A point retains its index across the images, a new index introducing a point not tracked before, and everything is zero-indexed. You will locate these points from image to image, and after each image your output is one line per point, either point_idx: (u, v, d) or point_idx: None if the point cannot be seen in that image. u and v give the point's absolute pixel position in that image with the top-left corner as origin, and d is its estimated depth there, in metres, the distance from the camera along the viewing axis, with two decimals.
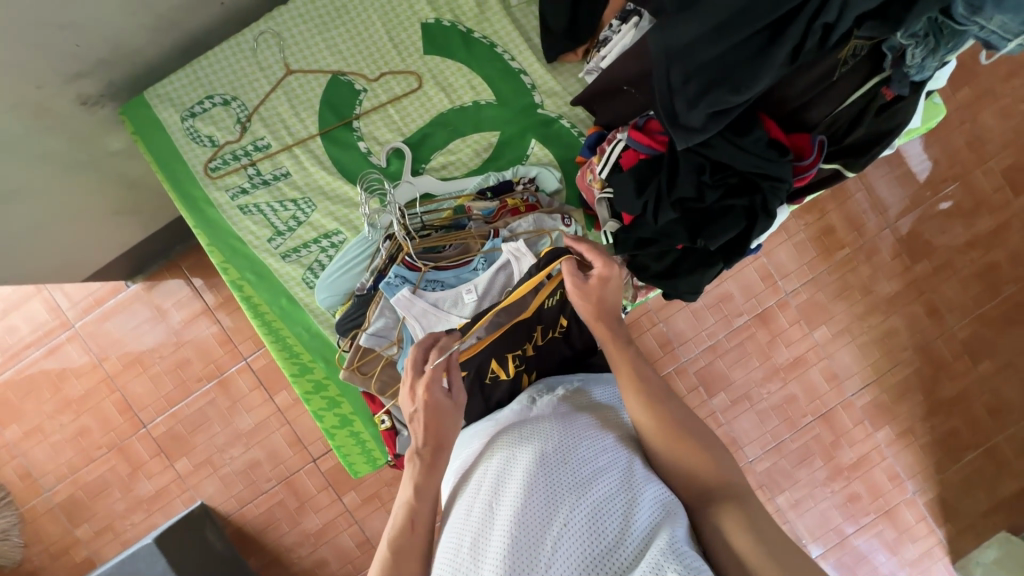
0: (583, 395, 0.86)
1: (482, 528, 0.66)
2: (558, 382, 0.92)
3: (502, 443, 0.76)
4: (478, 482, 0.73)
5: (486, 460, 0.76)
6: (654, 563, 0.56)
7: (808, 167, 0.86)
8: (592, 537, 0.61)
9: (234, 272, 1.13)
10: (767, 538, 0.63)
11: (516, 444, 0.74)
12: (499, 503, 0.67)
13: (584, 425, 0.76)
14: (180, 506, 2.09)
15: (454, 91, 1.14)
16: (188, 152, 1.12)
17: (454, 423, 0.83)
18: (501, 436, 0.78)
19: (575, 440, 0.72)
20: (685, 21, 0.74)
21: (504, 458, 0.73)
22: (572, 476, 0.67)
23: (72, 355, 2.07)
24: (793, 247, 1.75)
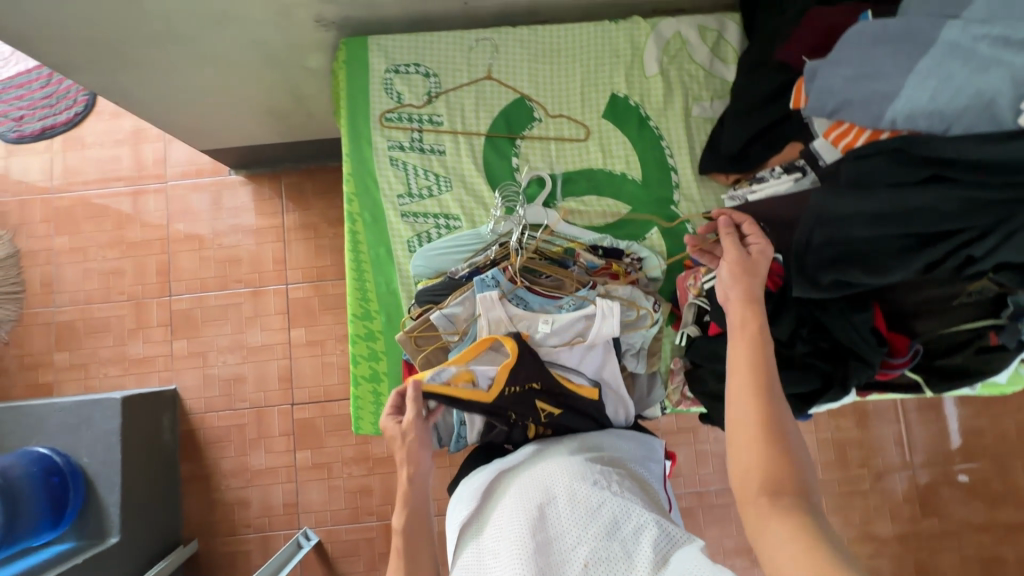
0: (596, 446, 0.99)
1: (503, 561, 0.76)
2: (567, 438, 1.04)
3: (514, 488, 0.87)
4: (493, 525, 0.83)
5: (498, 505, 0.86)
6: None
7: (897, 366, 0.92)
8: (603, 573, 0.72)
9: (356, 207, 1.23)
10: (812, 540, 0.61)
11: (529, 489, 0.85)
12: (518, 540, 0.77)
13: (589, 469, 0.87)
14: (154, 381, 2.12)
15: (610, 157, 1.26)
16: (375, 96, 1.26)
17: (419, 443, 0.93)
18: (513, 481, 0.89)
19: (583, 484, 0.83)
20: (849, 196, 0.82)
21: (517, 499, 0.84)
22: (579, 518, 0.79)
23: (149, 205, 2.21)
24: (818, 440, 1.75)
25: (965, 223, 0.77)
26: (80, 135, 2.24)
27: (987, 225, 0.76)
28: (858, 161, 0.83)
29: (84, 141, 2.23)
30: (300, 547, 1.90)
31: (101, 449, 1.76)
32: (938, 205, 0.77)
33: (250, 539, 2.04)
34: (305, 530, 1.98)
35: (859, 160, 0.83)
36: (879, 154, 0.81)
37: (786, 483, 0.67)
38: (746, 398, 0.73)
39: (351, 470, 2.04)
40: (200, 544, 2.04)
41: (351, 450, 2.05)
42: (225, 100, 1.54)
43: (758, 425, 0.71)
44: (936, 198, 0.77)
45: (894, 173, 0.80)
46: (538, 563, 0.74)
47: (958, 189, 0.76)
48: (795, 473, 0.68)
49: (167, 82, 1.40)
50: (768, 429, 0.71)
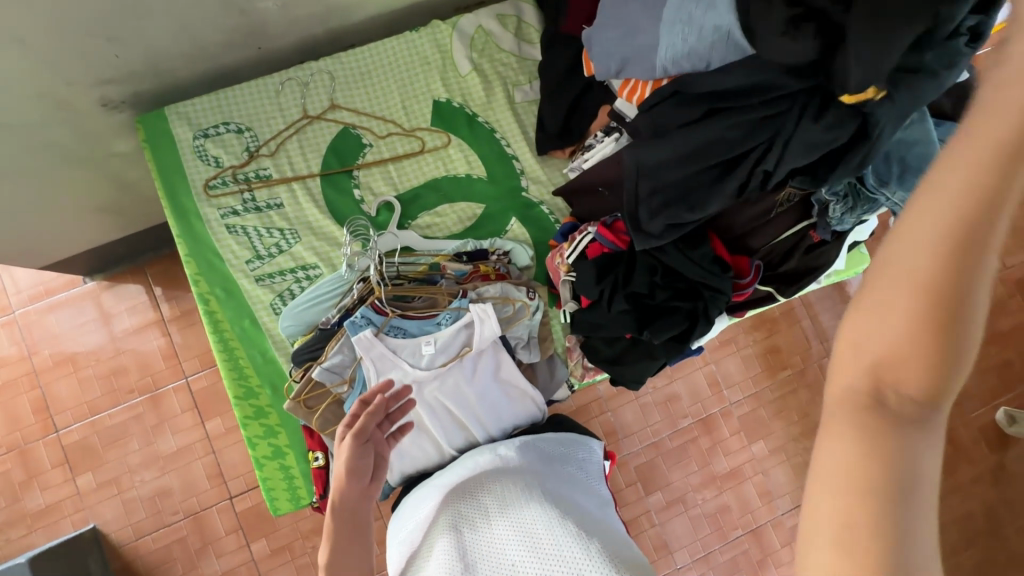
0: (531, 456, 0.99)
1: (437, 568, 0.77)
2: (499, 444, 1.03)
3: (450, 511, 0.85)
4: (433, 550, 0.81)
5: (434, 525, 0.86)
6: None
7: (746, 286, 0.97)
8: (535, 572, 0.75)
9: (203, 286, 1.15)
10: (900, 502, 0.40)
11: (465, 504, 0.85)
12: (453, 555, 0.78)
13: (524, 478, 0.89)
14: (69, 528, 1.90)
15: (451, 162, 1.25)
16: (191, 167, 1.18)
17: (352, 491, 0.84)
18: (450, 498, 0.90)
19: (514, 492, 0.85)
20: (651, 146, 0.88)
21: (453, 518, 0.84)
22: (509, 522, 0.80)
23: (2, 343, 1.97)
24: (738, 360, 1.86)
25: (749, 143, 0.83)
26: None
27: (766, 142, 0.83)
28: (649, 112, 0.88)
29: None
30: None
31: None
32: (722, 134, 0.84)
33: None
34: None
35: (649, 111, 0.89)
36: (663, 101, 0.87)
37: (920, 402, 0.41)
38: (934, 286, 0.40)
39: (317, 542, 1.94)
40: None
41: (309, 522, 1.94)
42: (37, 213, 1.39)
43: (942, 352, 0.40)
44: (719, 128, 0.83)
45: (679, 115, 0.86)
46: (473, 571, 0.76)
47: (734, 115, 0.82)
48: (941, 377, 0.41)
49: None
50: (932, 325, 0.40)
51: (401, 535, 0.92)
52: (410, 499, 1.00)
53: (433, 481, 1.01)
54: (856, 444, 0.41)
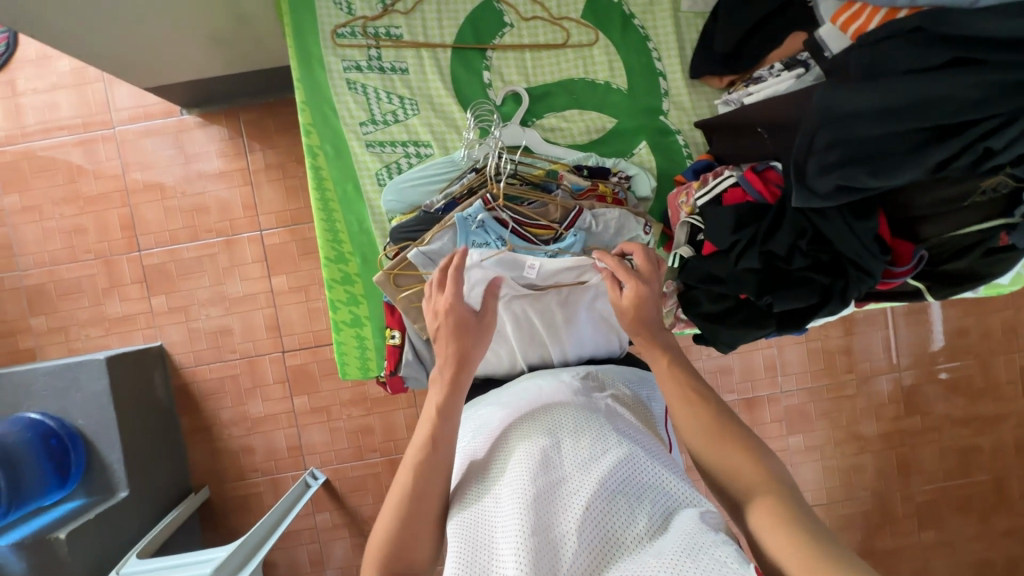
0: (600, 386, 0.93)
1: (501, 502, 0.69)
2: (562, 372, 0.99)
3: (521, 432, 0.78)
4: (500, 468, 0.75)
5: (499, 450, 0.78)
6: (685, 541, 0.59)
7: (897, 276, 0.87)
8: (610, 517, 0.64)
9: (314, 139, 1.11)
10: (785, 524, 0.65)
11: (535, 428, 0.78)
12: (523, 480, 0.69)
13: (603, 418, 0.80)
14: (139, 339, 2.07)
15: (591, 64, 1.13)
16: (322, 7, 1.10)
17: (471, 339, 0.83)
18: (514, 421, 0.82)
19: (590, 426, 0.77)
20: (857, 91, 0.74)
21: (520, 437, 0.77)
22: (586, 456, 0.72)
23: (100, 155, 2.04)
24: (810, 351, 1.76)
25: (986, 111, 0.69)
26: (7, 81, 2.02)
27: (1011, 112, 0.69)
28: (872, 47, 0.75)
29: (15, 87, 2.02)
30: (308, 486, 1.95)
31: (93, 410, 1.74)
32: (956, 92, 0.70)
33: (260, 483, 2.09)
34: (312, 471, 2.02)
35: (873, 44, 0.75)
36: (896, 37, 0.73)
37: (760, 483, 0.69)
38: (686, 401, 0.78)
39: (351, 412, 2.05)
40: (211, 491, 2.09)
41: (347, 393, 2.05)
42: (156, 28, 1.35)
43: (715, 429, 0.75)
44: (955, 85, 0.69)
45: (910, 56, 0.72)
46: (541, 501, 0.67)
47: (982, 71, 0.68)
48: (768, 474, 0.70)
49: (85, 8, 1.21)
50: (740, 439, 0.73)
51: (461, 447, 0.85)
52: (472, 413, 0.95)
53: (497, 393, 0.98)
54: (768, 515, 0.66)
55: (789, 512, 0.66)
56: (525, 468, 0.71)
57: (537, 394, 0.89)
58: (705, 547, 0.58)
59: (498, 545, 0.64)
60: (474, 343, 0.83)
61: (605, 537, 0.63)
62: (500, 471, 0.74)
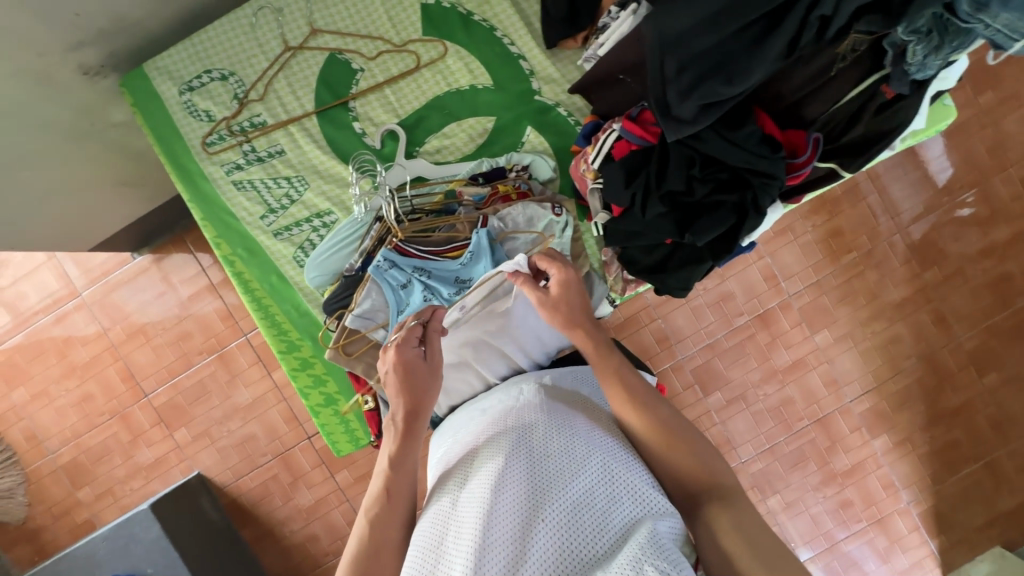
0: (569, 389, 0.87)
1: (465, 513, 0.69)
2: (536, 376, 0.92)
3: (490, 440, 0.76)
4: (467, 480, 0.73)
5: (469, 459, 0.76)
6: (636, 555, 0.59)
7: (802, 165, 0.83)
8: (570, 534, 0.64)
9: (226, 248, 1.14)
10: (740, 528, 0.66)
11: (503, 435, 0.76)
12: (487, 496, 0.68)
13: (573, 419, 0.77)
14: (178, 475, 2.14)
15: (451, 75, 1.12)
16: (185, 125, 1.12)
17: (427, 385, 0.84)
18: (486, 426, 0.80)
19: (559, 431, 0.74)
20: (678, 10, 0.73)
21: (490, 446, 0.75)
22: (552, 467, 0.70)
23: (79, 323, 2.12)
24: (797, 248, 1.70)
25: None
26: None
27: None
28: None
29: None
30: None
31: (158, 555, 1.82)
32: None
33: (337, 563, 2.13)
34: None
35: None
36: None
37: (704, 484, 0.72)
38: (637, 411, 0.76)
39: None
40: None
41: None
42: None
43: (667, 431, 0.74)
44: None
45: None
46: (503, 517, 0.66)
47: None
48: (704, 469, 0.73)
49: None
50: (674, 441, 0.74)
51: (439, 455, 0.86)
52: (453, 419, 0.93)
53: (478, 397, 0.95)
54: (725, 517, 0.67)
55: (741, 515, 0.67)
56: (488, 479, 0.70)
57: (509, 396, 0.87)
58: (652, 562, 0.58)
59: (458, 562, 0.64)
60: (427, 393, 0.84)
61: (564, 553, 0.63)
62: (469, 482, 0.73)
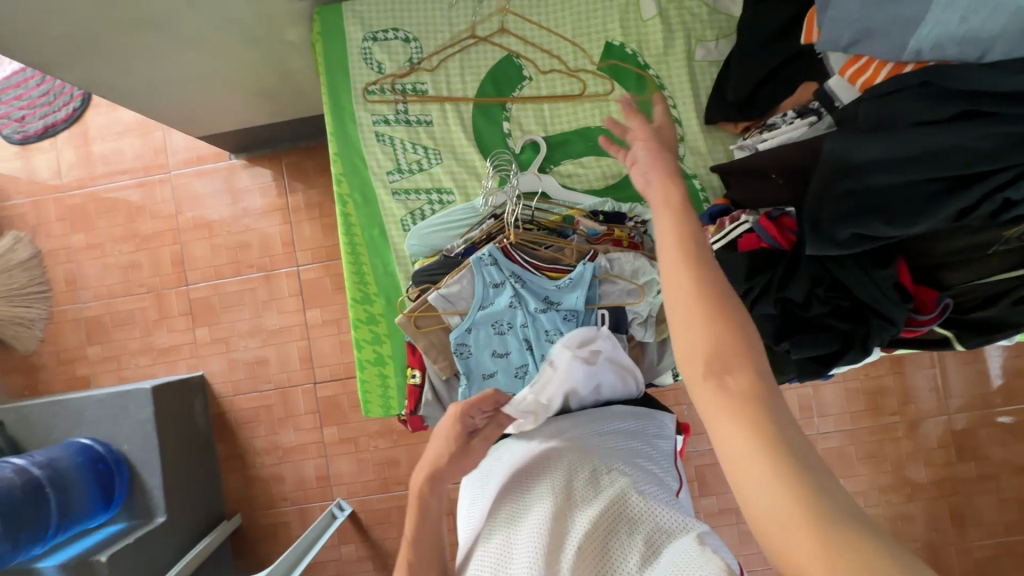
0: (595, 427, 0.90)
1: (496, 545, 0.71)
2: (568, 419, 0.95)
3: (517, 479, 0.79)
4: (498, 520, 0.75)
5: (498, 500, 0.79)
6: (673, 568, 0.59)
7: (922, 323, 0.85)
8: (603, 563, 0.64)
9: (345, 187, 1.19)
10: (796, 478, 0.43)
11: (529, 474, 0.78)
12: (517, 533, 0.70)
13: (595, 452, 0.80)
14: (183, 368, 2.18)
15: (607, 113, 1.17)
16: (355, 68, 1.19)
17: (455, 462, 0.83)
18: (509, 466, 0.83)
19: (583, 464, 0.77)
20: (866, 141, 0.75)
21: (516, 485, 0.78)
22: (576, 499, 0.72)
23: (157, 196, 2.21)
24: (847, 392, 1.67)
25: (1000, 162, 0.69)
26: (81, 132, 2.24)
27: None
28: (877, 100, 0.75)
29: (87, 136, 2.23)
30: (334, 517, 1.96)
31: (139, 436, 1.81)
32: (967, 143, 0.69)
33: (289, 511, 2.12)
34: (339, 501, 2.04)
35: (879, 97, 0.75)
36: (904, 90, 0.73)
37: (738, 369, 0.48)
38: (698, 295, 0.50)
39: (377, 443, 2.07)
40: (243, 518, 2.13)
41: (374, 423, 2.08)
42: (206, 86, 1.47)
43: (718, 326, 0.49)
44: (966, 136, 0.69)
45: (917, 110, 0.71)
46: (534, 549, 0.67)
47: (991, 124, 0.68)
48: (753, 366, 0.48)
49: (146, 72, 1.33)
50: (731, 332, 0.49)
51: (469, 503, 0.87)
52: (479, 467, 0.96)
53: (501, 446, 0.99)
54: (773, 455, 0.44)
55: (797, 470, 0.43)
56: (515, 515, 0.73)
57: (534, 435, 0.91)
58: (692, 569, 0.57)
59: None
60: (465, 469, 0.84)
61: None
62: (498, 521, 0.75)
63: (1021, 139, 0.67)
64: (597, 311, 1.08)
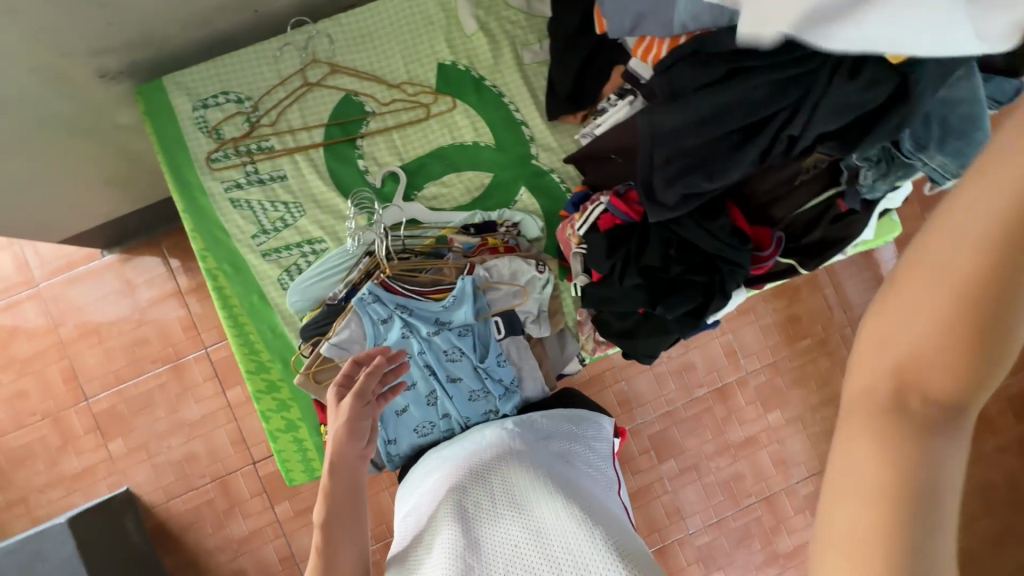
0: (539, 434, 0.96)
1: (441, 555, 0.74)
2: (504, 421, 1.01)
3: (466, 492, 0.82)
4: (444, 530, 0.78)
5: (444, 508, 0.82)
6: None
7: (766, 259, 0.92)
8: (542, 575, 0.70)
9: (211, 261, 1.15)
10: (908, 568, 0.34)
11: (478, 489, 0.82)
12: (462, 548, 0.74)
13: (541, 466, 0.85)
14: (105, 489, 1.99)
15: (456, 129, 1.20)
16: (193, 140, 1.15)
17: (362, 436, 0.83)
18: (454, 477, 0.86)
19: (529, 481, 0.81)
20: (666, 111, 0.82)
21: (464, 497, 0.81)
22: (521, 514, 0.76)
23: (30, 314, 2.02)
24: (756, 329, 1.79)
25: (777, 105, 0.77)
26: None
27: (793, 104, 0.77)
28: (665, 74, 0.82)
29: None
30: None
31: None
32: (746, 95, 0.77)
33: None
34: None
35: (666, 71, 0.82)
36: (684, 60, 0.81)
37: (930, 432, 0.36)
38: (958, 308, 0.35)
39: None
40: None
41: None
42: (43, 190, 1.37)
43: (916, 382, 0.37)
44: (745, 89, 0.77)
45: (697, 76, 0.79)
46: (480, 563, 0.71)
47: (756, 75, 0.76)
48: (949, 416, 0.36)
49: None
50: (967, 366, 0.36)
51: (410, 505, 0.90)
52: (419, 468, 1.00)
53: (439, 443, 1.04)
54: (863, 453, 0.37)
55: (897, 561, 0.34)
56: (463, 526, 0.76)
57: (479, 442, 0.95)
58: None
59: None
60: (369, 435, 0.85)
61: None
62: (445, 531, 0.78)
63: (782, 82, 0.76)
64: (490, 320, 1.10)
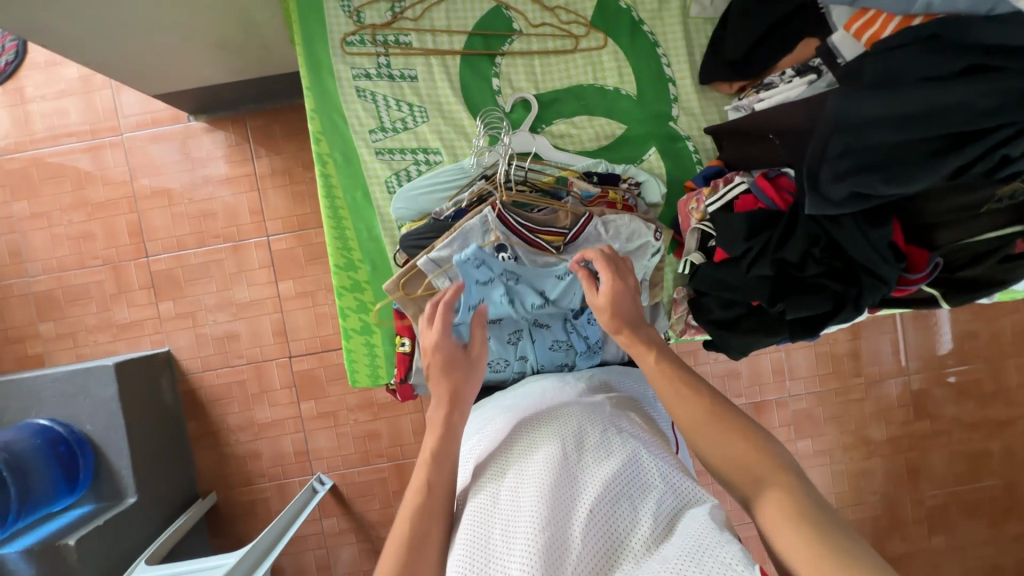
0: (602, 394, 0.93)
1: (504, 497, 0.70)
2: (570, 375, 1.02)
3: (527, 438, 0.78)
4: (507, 470, 0.74)
5: (505, 452, 0.78)
6: (687, 545, 0.59)
7: (913, 282, 0.86)
8: (618, 521, 0.65)
9: (324, 146, 1.12)
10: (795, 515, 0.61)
11: (541, 433, 0.78)
12: (528, 484, 0.70)
13: (607, 418, 0.81)
14: (147, 345, 2.06)
15: (600, 71, 1.13)
16: (333, 16, 1.10)
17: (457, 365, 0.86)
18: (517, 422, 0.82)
19: (596, 428, 0.77)
20: (869, 97, 0.74)
21: (526, 441, 0.78)
22: (590, 458, 0.72)
23: (109, 161, 2.04)
24: (818, 355, 1.73)
25: (1000, 118, 0.69)
26: (17, 89, 2.03)
27: (1021, 122, 0.69)
28: (880, 56, 0.74)
29: (24, 94, 2.03)
30: (314, 492, 1.93)
31: (102, 416, 1.72)
32: (970, 100, 0.70)
33: (266, 488, 2.06)
34: (319, 475, 2.01)
35: (882, 53, 0.74)
36: (911, 44, 0.73)
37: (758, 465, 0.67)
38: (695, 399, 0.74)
39: (356, 417, 2.03)
40: (218, 496, 2.07)
41: (353, 397, 2.03)
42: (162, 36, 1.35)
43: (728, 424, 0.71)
44: (969, 92, 0.69)
45: (922, 65, 0.71)
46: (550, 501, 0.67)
47: (997, 79, 0.68)
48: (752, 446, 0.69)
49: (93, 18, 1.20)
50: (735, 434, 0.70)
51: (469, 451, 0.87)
52: (476, 417, 0.97)
53: (495, 393, 1.04)
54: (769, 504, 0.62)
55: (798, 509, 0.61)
56: (526, 465, 0.73)
57: (545, 395, 0.92)
58: (705, 550, 0.58)
59: (503, 543, 0.65)
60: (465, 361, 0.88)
61: (611, 540, 0.64)
62: (507, 472, 0.75)
63: (1020, 94, 0.68)
64: None
